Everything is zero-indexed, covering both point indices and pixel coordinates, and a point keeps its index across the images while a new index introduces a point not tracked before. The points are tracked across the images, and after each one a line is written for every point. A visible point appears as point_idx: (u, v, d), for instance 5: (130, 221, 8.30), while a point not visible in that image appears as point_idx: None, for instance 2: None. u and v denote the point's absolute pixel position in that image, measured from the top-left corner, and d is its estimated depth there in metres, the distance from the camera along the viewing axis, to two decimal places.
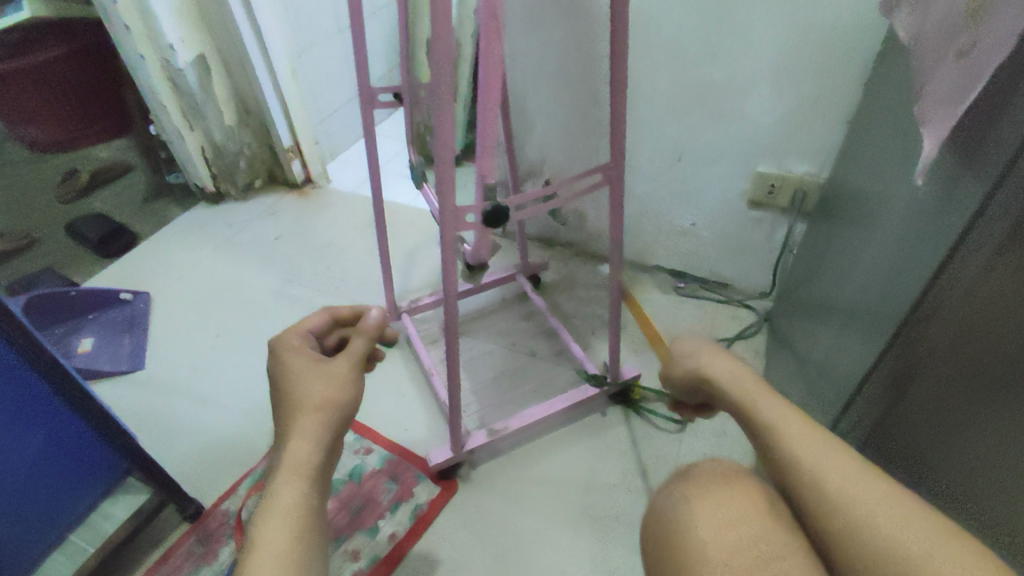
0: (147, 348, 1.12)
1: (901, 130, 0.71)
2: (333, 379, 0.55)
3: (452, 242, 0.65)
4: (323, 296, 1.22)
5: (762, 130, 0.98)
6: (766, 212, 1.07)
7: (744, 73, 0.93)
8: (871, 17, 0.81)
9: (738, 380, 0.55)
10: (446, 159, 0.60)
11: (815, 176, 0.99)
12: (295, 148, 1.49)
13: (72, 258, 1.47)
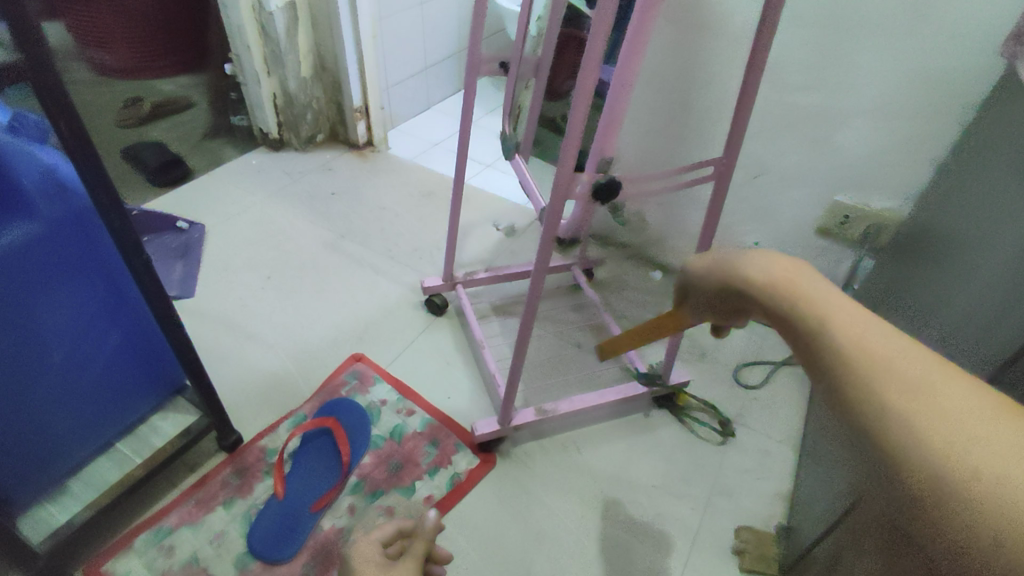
0: (197, 277, 1.12)
1: (1011, 172, 0.71)
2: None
3: (559, 209, 0.66)
4: (375, 255, 1.22)
5: (849, 160, 0.97)
6: (832, 242, 1.07)
7: (843, 100, 0.92)
8: (988, 61, 0.81)
9: (771, 265, 0.41)
10: (577, 128, 0.61)
11: (896, 211, 0.98)
12: (362, 108, 1.50)
13: (125, 179, 1.48)
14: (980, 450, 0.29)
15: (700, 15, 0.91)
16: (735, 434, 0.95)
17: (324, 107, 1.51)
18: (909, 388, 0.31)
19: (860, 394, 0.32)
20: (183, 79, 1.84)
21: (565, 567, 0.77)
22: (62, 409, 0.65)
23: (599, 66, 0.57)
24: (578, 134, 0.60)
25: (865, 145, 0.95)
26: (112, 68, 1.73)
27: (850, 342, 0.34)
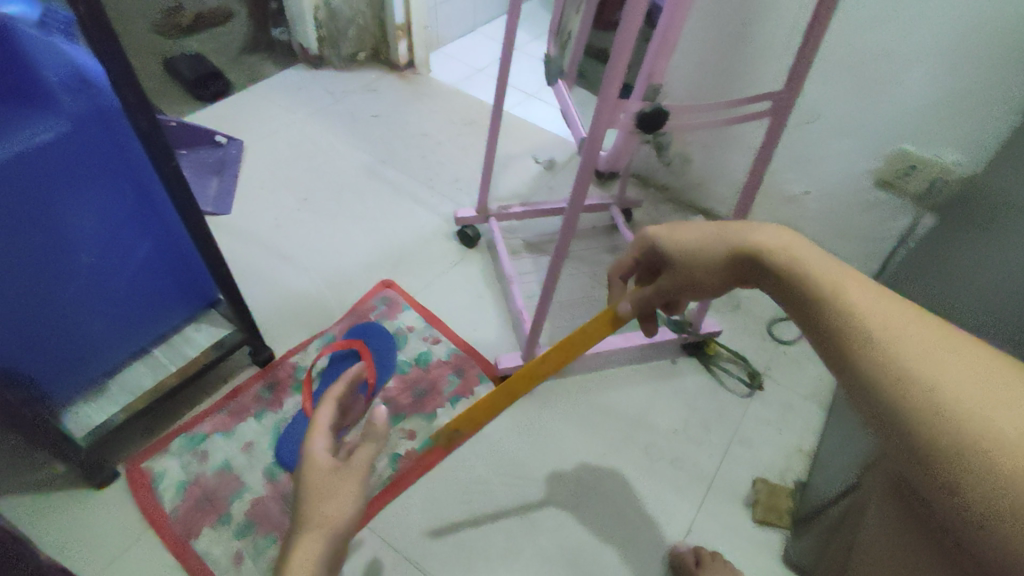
0: (233, 194, 1.13)
1: None
2: (346, 503, 0.42)
3: (598, 140, 0.62)
4: (411, 183, 1.21)
5: (916, 110, 0.88)
6: (894, 195, 0.97)
7: (921, 40, 0.83)
8: None
9: (783, 243, 0.43)
10: (624, 51, 0.56)
11: (961, 168, 0.88)
12: (406, 26, 1.44)
13: (165, 91, 1.48)
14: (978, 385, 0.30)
15: None
16: (763, 388, 0.93)
17: (368, 23, 1.45)
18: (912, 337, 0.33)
19: (862, 347, 0.35)
20: None
21: (578, 500, 0.79)
22: (97, 309, 0.68)
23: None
24: (625, 57, 0.56)
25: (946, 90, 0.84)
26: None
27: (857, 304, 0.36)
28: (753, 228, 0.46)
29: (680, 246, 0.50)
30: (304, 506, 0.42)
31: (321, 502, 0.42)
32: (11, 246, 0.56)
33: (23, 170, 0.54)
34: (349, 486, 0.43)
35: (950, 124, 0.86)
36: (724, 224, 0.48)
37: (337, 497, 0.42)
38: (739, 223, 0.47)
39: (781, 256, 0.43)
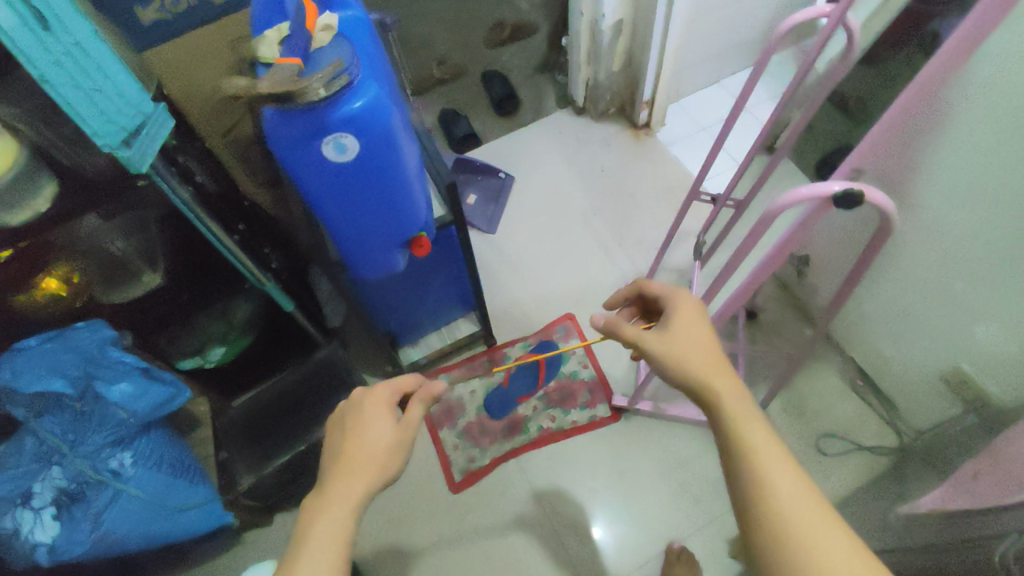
0: (499, 219, 1.77)
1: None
2: (381, 429, 0.78)
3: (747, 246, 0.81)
4: (609, 239, 1.73)
5: (977, 348, 1.09)
6: (950, 391, 1.21)
7: (980, 310, 1.05)
8: None
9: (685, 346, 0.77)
10: (764, 223, 0.75)
11: (997, 401, 1.09)
12: (649, 100, 1.87)
13: (475, 102, 2.08)
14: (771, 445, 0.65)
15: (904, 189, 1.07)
16: None
17: (622, 90, 1.90)
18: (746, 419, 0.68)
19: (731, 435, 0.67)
20: None
21: (619, 486, 1.36)
22: (424, 314, 1.34)
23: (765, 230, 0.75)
24: (761, 229, 0.76)
25: (994, 352, 1.06)
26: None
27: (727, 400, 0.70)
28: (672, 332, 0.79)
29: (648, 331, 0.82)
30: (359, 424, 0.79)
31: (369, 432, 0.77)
32: (402, 293, 1.20)
33: (420, 270, 1.14)
34: (401, 439, 0.78)
35: (990, 374, 1.09)
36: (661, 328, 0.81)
37: (388, 451, 0.76)
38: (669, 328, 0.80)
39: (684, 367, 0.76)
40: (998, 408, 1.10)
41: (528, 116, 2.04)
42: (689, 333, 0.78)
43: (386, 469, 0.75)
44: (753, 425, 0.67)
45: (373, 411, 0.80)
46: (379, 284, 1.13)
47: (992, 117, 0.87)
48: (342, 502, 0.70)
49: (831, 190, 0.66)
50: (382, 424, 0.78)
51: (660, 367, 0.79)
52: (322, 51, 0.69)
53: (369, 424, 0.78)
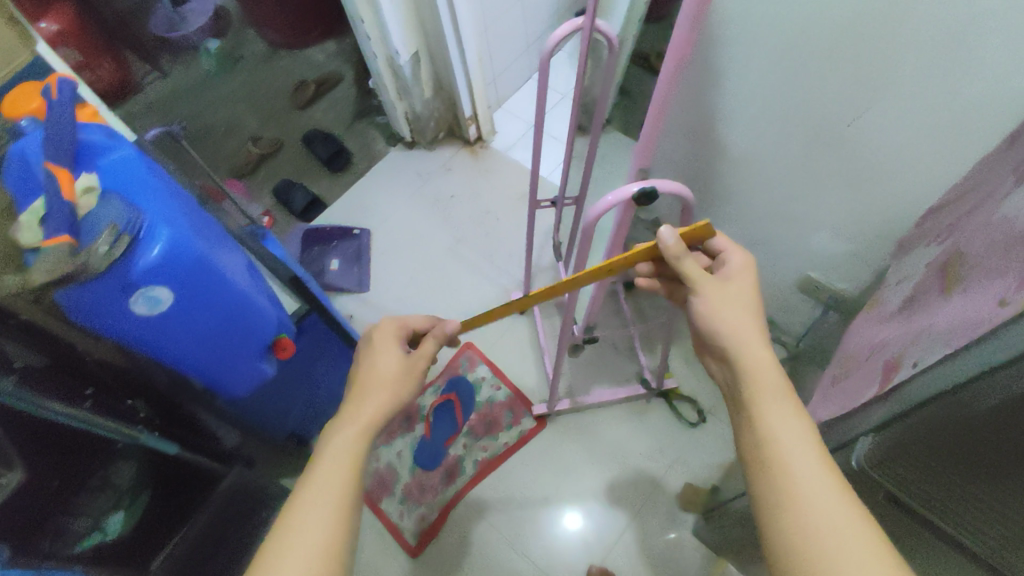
0: (368, 277, 1.76)
1: (865, 267, 1.15)
2: (389, 361, 0.83)
3: (587, 247, 0.82)
4: (480, 260, 1.77)
5: (813, 252, 1.23)
6: (808, 296, 1.34)
7: (807, 220, 1.16)
8: (897, 225, 1.02)
9: (725, 311, 0.73)
10: (588, 232, 0.76)
11: (848, 291, 1.23)
12: (472, 116, 1.92)
13: (306, 167, 2.02)
14: (789, 403, 0.65)
15: (707, 140, 1.17)
16: (706, 420, 1.45)
17: (443, 113, 1.94)
18: (767, 376, 0.68)
19: (750, 393, 0.67)
20: (329, 44, 2.28)
21: (567, 488, 1.41)
22: (320, 403, 1.30)
23: (592, 236, 0.76)
24: (588, 238, 0.78)
25: (828, 253, 1.20)
26: (278, 43, 2.25)
27: (747, 359, 0.70)
28: (712, 287, 0.75)
29: (700, 273, 0.75)
30: (365, 364, 0.83)
31: (381, 366, 0.82)
32: (286, 395, 1.15)
33: (295, 367, 1.10)
34: (408, 368, 0.83)
35: (833, 273, 1.23)
36: (706, 277, 0.75)
37: (398, 376, 0.81)
38: (710, 280, 0.75)
39: (717, 327, 0.73)
40: (850, 297, 1.23)
41: (363, 164, 2.01)
42: (731, 294, 0.75)
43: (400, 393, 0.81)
44: (755, 354, 0.70)
45: (382, 344, 0.85)
46: (259, 396, 1.08)
47: (747, 66, 0.99)
48: (363, 423, 0.75)
49: (630, 193, 0.68)
50: (394, 361, 0.83)
51: (699, 306, 0.75)
52: (91, 216, 0.67)
53: (382, 360, 0.83)
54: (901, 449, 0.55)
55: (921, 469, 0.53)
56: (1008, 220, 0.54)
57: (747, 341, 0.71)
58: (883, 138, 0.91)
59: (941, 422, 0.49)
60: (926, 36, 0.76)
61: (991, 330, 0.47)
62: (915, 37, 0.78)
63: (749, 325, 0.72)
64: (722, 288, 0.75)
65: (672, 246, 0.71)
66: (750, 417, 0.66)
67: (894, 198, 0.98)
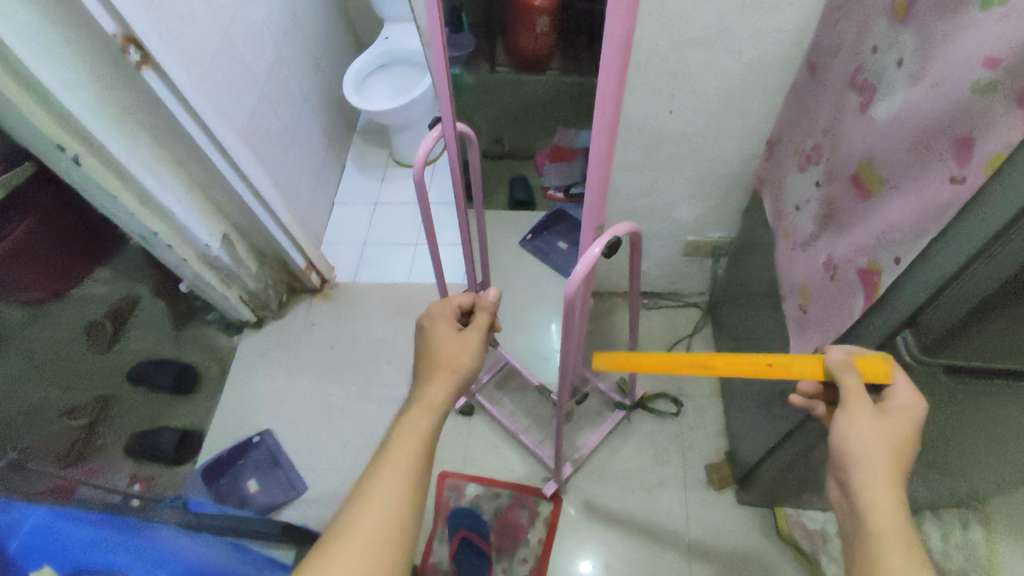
0: (299, 474, 1.54)
1: (729, 214, 1.29)
2: (447, 338, 0.83)
3: (572, 319, 0.83)
4: (401, 389, 1.67)
5: (683, 225, 1.34)
6: (694, 258, 1.47)
7: (668, 202, 1.26)
8: (741, 168, 1.17)
9: (873, 426, 0.59)
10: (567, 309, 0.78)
11: (726, 238, 1.37)
12: (308, 263, 1.81)
13: (158, 408, 1.71)
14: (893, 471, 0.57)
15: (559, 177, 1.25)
16: (682, 403, 1.52)
17: (277, 277, 1.81)
18: (877, 449, 0.58)
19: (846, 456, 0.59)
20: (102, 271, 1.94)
21: (620, 542, 1.35)
22: None
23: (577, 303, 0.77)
24: (571, 308, 0.78)
25: (694, 216, 1.31)
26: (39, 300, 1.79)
27: (851, 434, 0.59)
28: (859, 399, 0.60)
29: (853, 386, 0.61)
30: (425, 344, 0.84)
31: (446, 346, 0.82)
32: None
33: None
34: (466, 342, 0.83)
35: (707, 230, 1.35)
36: (859, 391, 0.61)
37: (456, 352, 0.81)
38: (863, 394, 0.61)
39: (839, 419, 0.61)
40: (729, 242, 1.38)
41: (217, 369, 1.78)
42: (894, 420, 0.60)
43: (462, 363, 0.80)
44: (877, 451, 0.57)
45: (438, 326, 0.84)
46: None
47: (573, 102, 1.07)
48: (434, 397, 0.74)
49: (597, 253, 0.71)
50: (453, 342, 0.82)
51: (840, 418, 0.60)
52: None
53: (447, 340, 0.83)
54: (950, 325, 0.61)
55: (990, 332, 0.59)
56: (894, 123, 0.66)
57: (883, 439, 0.58)
58: (704, 115, 1.04)
59: (983, 290, 0.56)
60: (702, 29, 0.89)
61: (961, 210, 0.56)
62: (693, 36, 0.90)
63: (891, 434, 0.59)
64: (879, 416, 0.60)
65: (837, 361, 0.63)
66: (852, 475, 0.57)
67: (732, 152, 1.12)
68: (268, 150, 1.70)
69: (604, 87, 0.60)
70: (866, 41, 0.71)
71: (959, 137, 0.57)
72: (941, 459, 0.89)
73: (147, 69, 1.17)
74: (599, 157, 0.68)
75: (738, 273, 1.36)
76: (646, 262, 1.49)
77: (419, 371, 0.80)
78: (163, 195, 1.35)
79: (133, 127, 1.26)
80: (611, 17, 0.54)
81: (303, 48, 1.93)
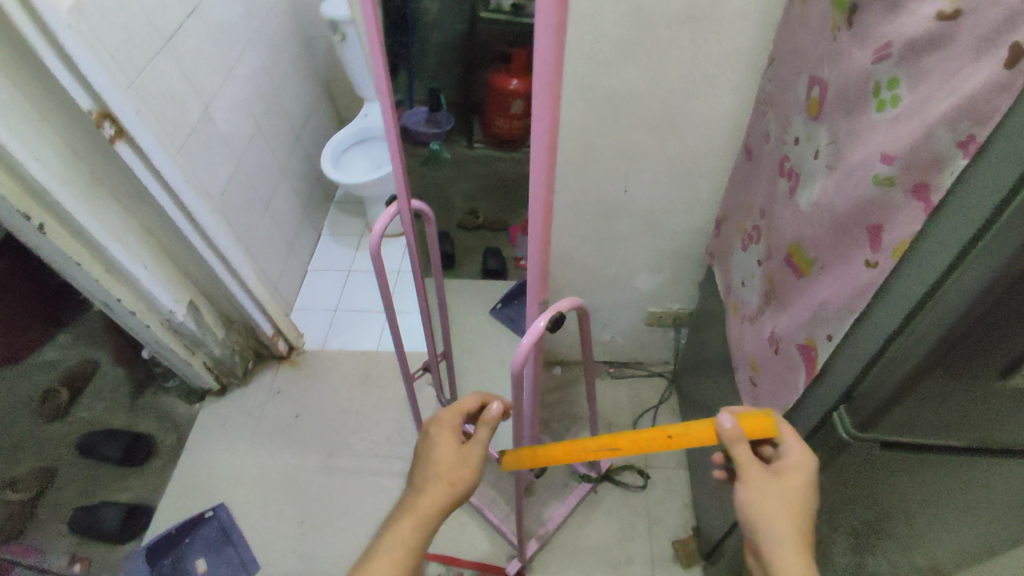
0: (251, 553, 1.47)
1: (686, 285, 1.32)
2: (441, 450, 0.76)
3: (519, 390, 0.83)
4: (364, 461, 1.62)
5: (643, 296, 1.37)
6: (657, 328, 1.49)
7: (627, 274, 1.30)
8: (695, 242, 1.21)
9: (773, 502, 0.60)
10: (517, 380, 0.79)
11: (686, 308, 1.40)
12: (276, 330, 1.80)
13: (105, 480, 1.63)
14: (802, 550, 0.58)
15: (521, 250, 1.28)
16: (649, 475, 1.50)
17: (244, 344, 1.79)
18: (786, 529, 0.59)
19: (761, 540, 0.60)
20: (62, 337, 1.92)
21: None
22: None
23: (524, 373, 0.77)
24: (519, 380, 0.79)
25: (651, 287, 1.34)
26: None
27: (756, 515, 0.60)
28: (757, 474, 0.62)
29: (749, 458, 0.62)
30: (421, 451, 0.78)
31: (440, 456, 0.75)
32: None
33: None
34: (463, 454, 0.76)
35: (666, 300, 1.38)
36: (756, 463, 0.62)
37: (454, 466, 0.75)
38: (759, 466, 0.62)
39: (745, 498, 0.61)
40: (689, 312, 1.41)
41: (174, 438, 1.72)
42: (786, 486, 0.61)
43: (455, 483, 0.74)
44: (784, 529, 0.59)
45: (441, 431, 0.79)
46: None
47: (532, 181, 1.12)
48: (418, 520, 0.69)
49: (541, 327, 0.73)
50: (447, 457, 0.75)
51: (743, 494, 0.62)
52: None
53: (443, 451, 0.76)
54: (880, 402, 0.62)
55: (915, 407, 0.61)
56: (817, 208, 0.70)
57: (787, 514, 0.60)
58: (654, 193, 1.09)
59: (903, 370, 0.58)
60: (647, 116, 0.95)
61: (880, 290, 0.60)
62: (637, 123, 0.96)
63: (793, 507, 0.60)
64: (774, 485, 0.61)
65: (727, 430, 0.63)
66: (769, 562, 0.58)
67: (685, 227, 1.17)
68: (241, 218, 1.72)
69: (535, 167, 0.63)
70: (790, 131, 0.76)
71: (870, 223, 0.60)
72: (905, 544, 0.86)
73: (121, 142, 1.21)
74: (537, 234, 0.70)
75: (698, 342, 1.38)
76: (610, 331, 1.51)
77: (413, 482, 0.75)
78: (130, 263, 1.35)
79: (102, 196, 1.28)
80: (538, 109, 0.58)
81: (284, 123, 2.00)
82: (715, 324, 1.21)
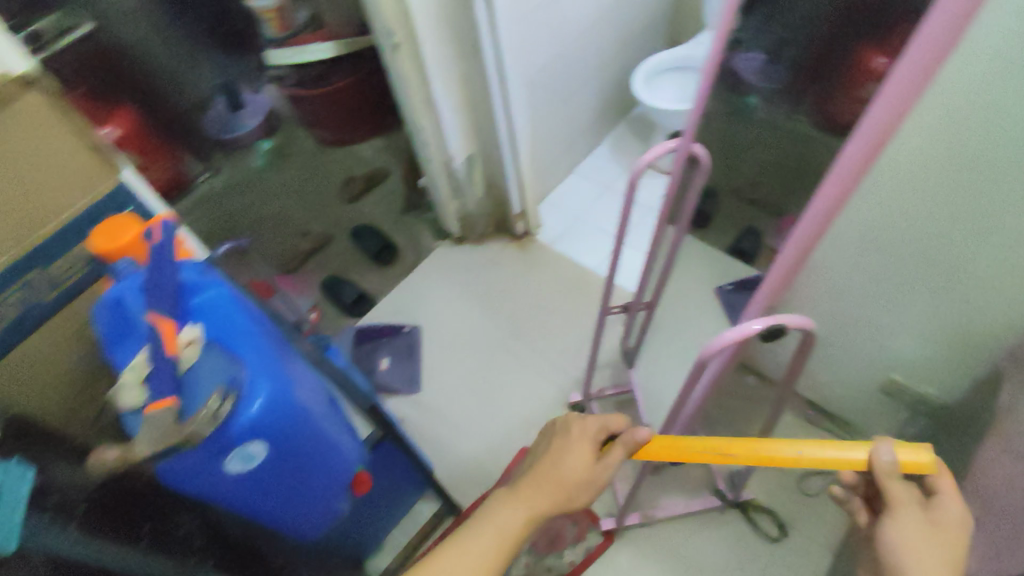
0: (420, 376, 1.72)
1: (960, 376, 1.06)
2: (573, 460, 0.81)
3: (696, 375, 0.78)
4: (535, 357, 1.73)
5: (896, 360, 1.15)
6: (892, 400, 1.25)
7: (889, 328, 1.09)
8: (1003, 335, 0.95)
9: (922, 541, 0.64)
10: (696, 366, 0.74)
11: (942, 399, 1.13)
12: (521, 212, 1.93)
13: (355, 262, 2.02)
14: None
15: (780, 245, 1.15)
16: (789, 535, 1.35)
17: (492, 210, 1.98)
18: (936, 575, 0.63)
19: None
20: (376, 141, 2.33)
21: None
22: (381, 515, 1.24)
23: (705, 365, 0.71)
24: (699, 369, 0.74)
25: (913, 357, 1.11)
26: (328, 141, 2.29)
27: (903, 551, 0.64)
28: (909, 516, 0.65)
29: (902, 503, 0.66)
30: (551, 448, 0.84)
31: (571, 465, 0.80)
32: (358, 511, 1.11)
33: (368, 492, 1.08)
34: (592, 475, 0.81)
35: (922, 378, 1.13)
36: (910, 507, 0.66)
37: (580, 483, 0.80)
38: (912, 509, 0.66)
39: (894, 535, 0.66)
40: (944, 405, 1.14)
41: (411, 258, 2.02)
42: (934, 529, 0.65)
43: (573, 495, 0.80)
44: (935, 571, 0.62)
45: (578, 441, 0.83)
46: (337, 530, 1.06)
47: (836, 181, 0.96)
48: (530, 513, 0.76)
49: (754, 329, 0.66)
50: (577, 467, 0.81)
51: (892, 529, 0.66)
52: (195, 366, 0.69)
53: (574, 461, 0.81)
54: None
55: None
56: None
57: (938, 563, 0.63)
58: (981, 259, 0.86)
59: None
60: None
61: None
62: (1010, 167, 0.74)
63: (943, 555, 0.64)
64: (924, 527, 0.65)
65: (887, 466, 0.64)
66: None
67: (1000, 311, 0.91)
68: (542, 100, 1.82)
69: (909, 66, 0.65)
70: None
71: None
72: None
73: None
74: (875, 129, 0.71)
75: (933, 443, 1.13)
76: (833, 375, 1.31)
77: (529, 472, 0.82)
78: (441, 103, 1.54)
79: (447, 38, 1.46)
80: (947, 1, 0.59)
81: (619, 26, 2.00)
82: (969, 437, 0.97)
